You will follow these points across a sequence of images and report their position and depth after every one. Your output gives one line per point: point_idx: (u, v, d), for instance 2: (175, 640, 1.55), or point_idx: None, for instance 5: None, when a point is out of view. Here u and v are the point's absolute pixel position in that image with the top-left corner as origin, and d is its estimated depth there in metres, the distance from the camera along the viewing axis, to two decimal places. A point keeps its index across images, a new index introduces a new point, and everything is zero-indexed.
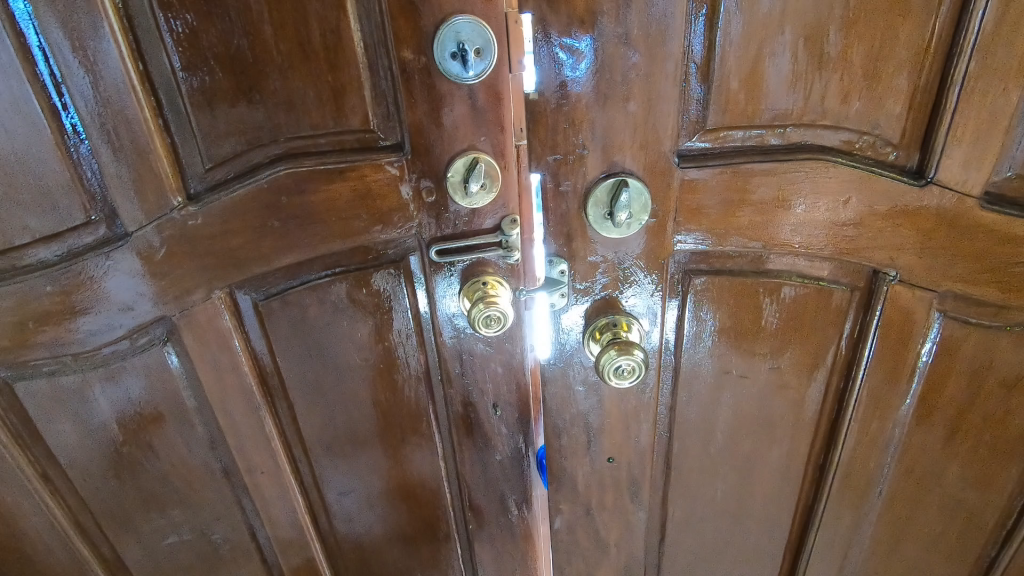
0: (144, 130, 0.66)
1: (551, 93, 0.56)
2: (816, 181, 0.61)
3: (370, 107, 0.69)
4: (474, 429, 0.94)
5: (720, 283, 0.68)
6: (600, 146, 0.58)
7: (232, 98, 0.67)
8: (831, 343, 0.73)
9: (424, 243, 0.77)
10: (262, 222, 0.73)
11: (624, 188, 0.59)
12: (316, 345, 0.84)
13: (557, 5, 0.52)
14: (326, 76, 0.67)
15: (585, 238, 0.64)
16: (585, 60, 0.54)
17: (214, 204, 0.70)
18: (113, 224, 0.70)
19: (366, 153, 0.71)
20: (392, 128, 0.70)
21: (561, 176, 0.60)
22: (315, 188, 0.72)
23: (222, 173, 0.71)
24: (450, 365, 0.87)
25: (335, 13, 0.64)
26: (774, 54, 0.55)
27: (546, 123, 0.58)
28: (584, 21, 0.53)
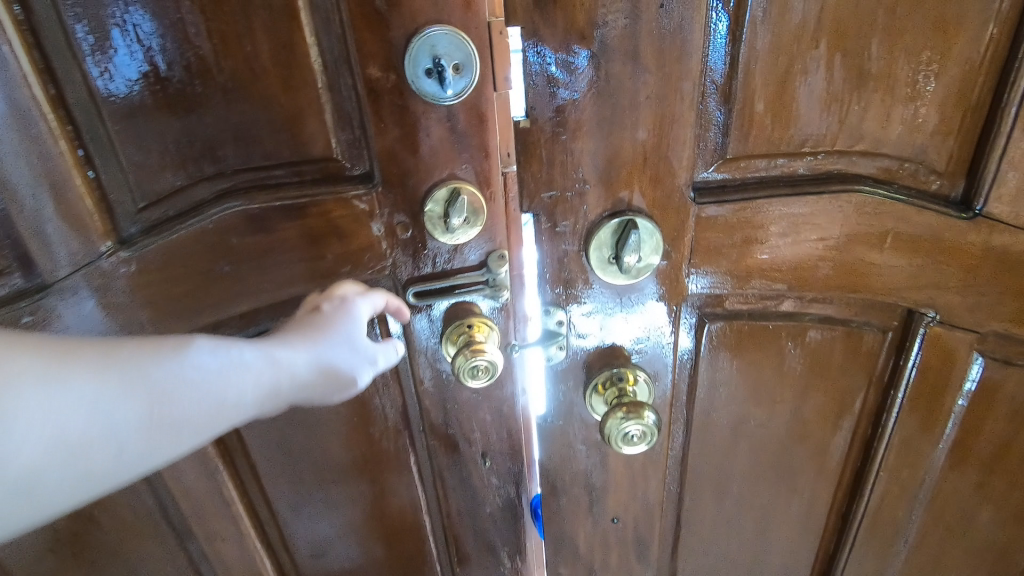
0: (61, 164, 0.56)
1: (546, 120, 0.47)
2: (849, 215, 0.53)
3: (333, 133, 0.59)
4: (462, 481, 0.85)
5: (738, 329, 0.59)
6: (604, 181, 0.50)
7: (170, 125, 0.57)
8: (860, 389, 0.66)
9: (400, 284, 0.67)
10: (210, 266, 0.63)
11: (632, 230, 0.50)
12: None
13: (551, 17, 0.43)
14: (279, 98, 0.57)
15: (587, 285, 0.55)
16: (585, 80, 0.45)
17: (151, 248, 0.60)
18: (30, 275, 0.58)
19: (329, 185, 0.61)
20: (360, 156, 0.61)
21: (558, 216, 0.51)
22: (271, 225, 0.62)
23: (160, 211, 0.61)
24: (433, 415, 0.78)
25: (286, 25, 0.54)
26: (807, 72, 0.47)
27: (540, 155, 0.48)
28: (584, 35, 0.44)
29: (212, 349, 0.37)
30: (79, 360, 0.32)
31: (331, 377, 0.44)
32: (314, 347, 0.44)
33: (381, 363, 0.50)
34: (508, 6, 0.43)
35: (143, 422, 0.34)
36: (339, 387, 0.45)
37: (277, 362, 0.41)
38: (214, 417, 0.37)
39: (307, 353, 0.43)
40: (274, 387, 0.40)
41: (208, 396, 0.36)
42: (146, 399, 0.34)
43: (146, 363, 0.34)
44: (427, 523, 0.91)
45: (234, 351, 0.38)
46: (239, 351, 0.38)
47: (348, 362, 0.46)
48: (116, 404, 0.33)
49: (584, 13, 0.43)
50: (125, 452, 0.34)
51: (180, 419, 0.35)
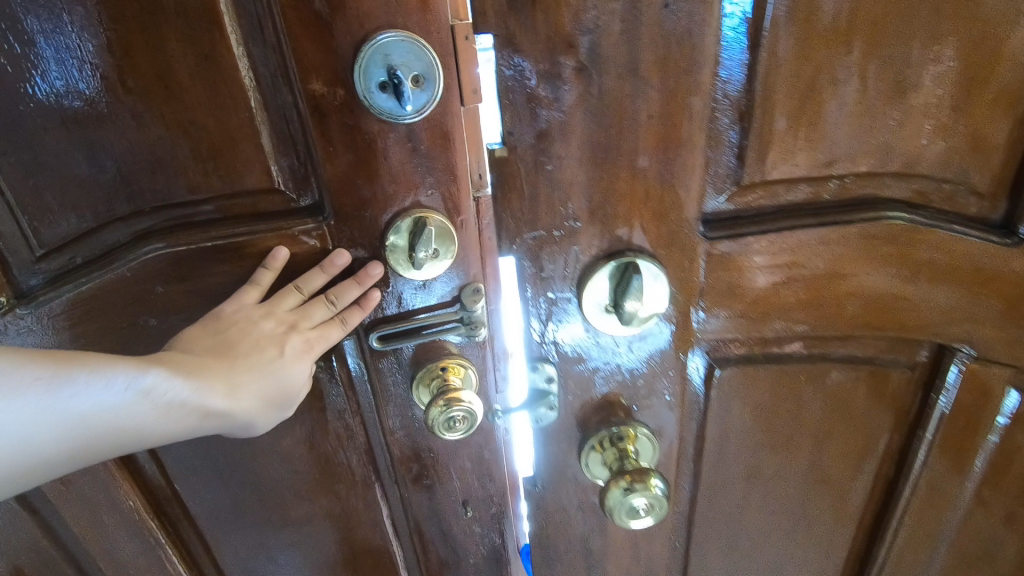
0: None
1: (527, 148, 0.38)
2: (879, 246, 0.46)
3: (268, 156, 0.47)
4: (440, 538, 0.75)
5: (753, 374, 0.52)
6: (598, 218, 0.41)
7: (64, 156, 0.46)
8: (883, 431, 0.59)
9: (360, 331, 0.55)
10: (130, 320, 0.52)
11: (635, 274, 0.42)
12: (225, 463, 0.64)
13: (530, 21, 0.35)
14: (197, 118, 0.45)
15: (581, 337, 0.46)
16: (573, 97, 0.37)
17: (56, 303, 0.50)
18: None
19: (270, 221, 0.49)
20: (305, 184, 0.48)
21: (544, 259, 0.42)
22: (200, 272, 0.50)
23: (64, 258, 0.49)
24: (405, 467, 0.67)
25: (204, 28, 0.42)
26: (835, 83, 0.39)
27: (520, 189, 0.40)
28: (571, 44, 0.35)
29: (152, 387, 0.40)
30: (30, 392, 0.36)
31: (248, 425, 0.46)
32: (247, 395, 0.45)
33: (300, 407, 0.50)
34: (474, 9, 0.34)
35: (72, 445, 0.39)
36: (252, 431, 0.48)
37: (202, 407, 0.43)
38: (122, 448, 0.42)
39: (234, 399, 0.44)
40: (188, 428, 0.43)
41: (121, 434, 0.40)
42: (66, 432, 0.38)
43: (79, 399, 0.38)
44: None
45: (172, 390, 0.41)
46: (170, 395, 0.41)
47: (273, 405, 0.47)
48: (51, 427, 0.38)
49: (570, 15, 0.35)
50: (48, 465, 0.39)
51: (91, 447, 0.40)
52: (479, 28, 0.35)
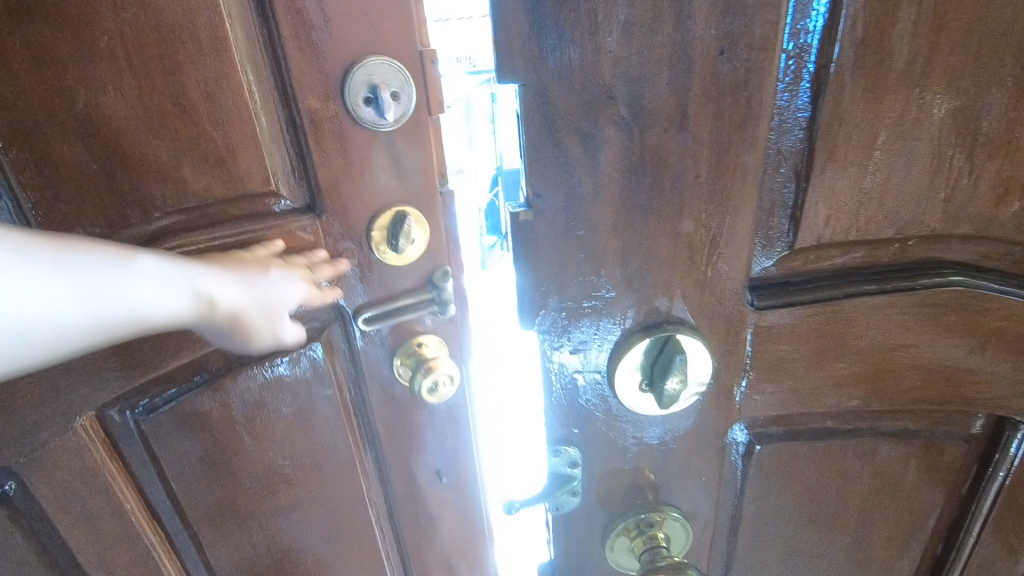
0: None
1: (557, 210, 0.33)
2: (941, 313, 0.41)
3: (268, 145, 0.40)
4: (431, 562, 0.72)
5: (796, 451, 0.46)
6: (634, 287, 0.36)
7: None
8: (933, 508, 0.53)
9: (348, 314, 0.48)
10: None
11: (677, 354, 0.36)
12: (218, 535, 0.52)
13: (566, 69, 0.30)
14: (196, 100, 0.37)
15: (611, 416, 0.41)
16: (611, 155, 0.32)
17: None
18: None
19: (262, 219, 0.42)
20: (306, 175, 0.42)
21: (571, 331, 0.37)
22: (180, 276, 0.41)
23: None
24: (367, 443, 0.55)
25: (205, 55, 0.37)
26: (904, 139, 0.35)
27: (548, 255, 0.34)
28: (611, 96, 0.30)
29: (153, 268, 0.31)
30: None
31: (250, 334, 0.38)
32: (247, 297, 0.36)
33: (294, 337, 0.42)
34: (502, 54, 0.29)
35: (50, 338, 0.28)
36: (252, 347, 0.39)
37: (202, 296, 0.34)
38: (102, 345, 0.31)
39: (239, 296, 0.36)
40: (187, 322, 0.34)
41: (116, 319, 0.30)
42: (49, 305, 0.27)
43: (74, 266, 0.28)
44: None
45: (174, 271, 0.32)
46: (173, 274, 0.32)
47: (273, 318, 0.39)
48: (27, 301, 0.26)
49: (609, 64, 0.30)
50: (12, 364, 0.27)
51: (75, 339, 0.29)
52: (506, 77, 0.30)
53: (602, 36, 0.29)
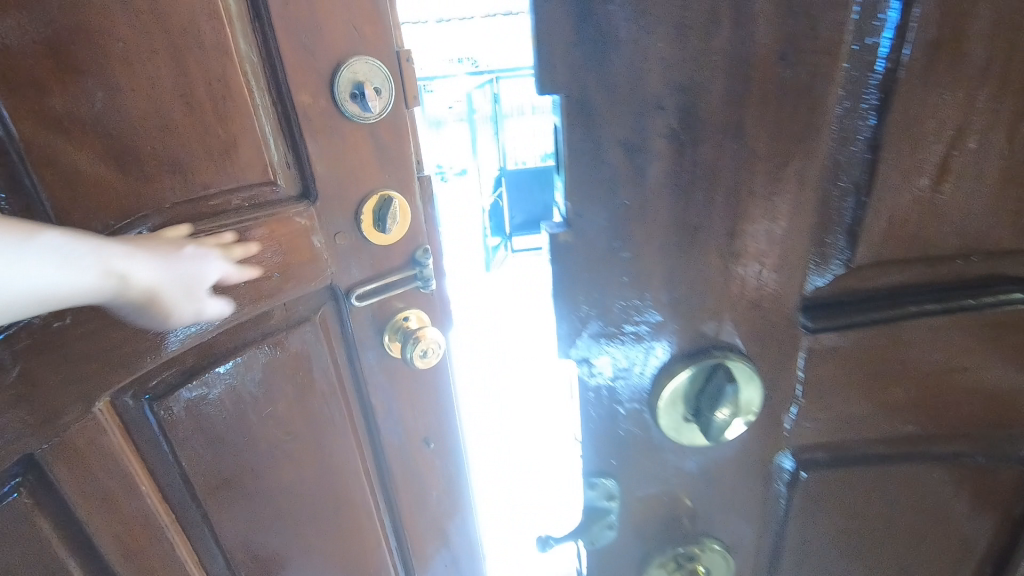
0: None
1: (599, 229, 0.30)
2: (1004, 334, 0.38)
3: (269, 158, 0.69)
4: (399, 469, 1.01)
5: (845, 479, 0.43)
6: (679, 310, 0.33)
7: (111, 167, 0.55)
8: (983, 536, 0.50)
9: (339, 293, 0.83)
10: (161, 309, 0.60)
11: (728, 387, 0.34)
12: (259, 454, 0.76)
13: (613, 78, 0.27)
14: (220, 136, 0.63)
15: (649, 445, 0.38)
16: (659, 170, 0.29)
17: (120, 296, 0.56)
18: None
19: (266, 208, 0.70)
20: (304, 178, 0.74)
21: (611, 357, 0.35)
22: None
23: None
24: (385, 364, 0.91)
25: None
26: (977, 149, 0.32)
27: (588, 277, 0.32)
28: (662, 107, 0.28)
29: (51, 244, 0.45)
30: None
31: (151, 294, 0.53)
32: (152, 270, 0.52)
33: (197, 293, 0.58)
34: (543, 61, 0.27)
35: (31, 305, 0.44)
36: (146, 311, 0.55)
37: (117, 271, 0.49)
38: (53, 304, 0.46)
39: (148, 271, 0.52)
40: (103, 290, 0.49)
41: (36, 291, 0.44)
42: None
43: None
44: (375, 522, 0.99)
45: (76, 251, 0.46)
46: (77, 253, 0.46)
47: (179, 286, 0.56)
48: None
49: (660, 72, 0.27)
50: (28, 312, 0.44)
51: (25, 298, 0.43)
52: (547, 87, 0.27)
53: (653, 41, 0.26)
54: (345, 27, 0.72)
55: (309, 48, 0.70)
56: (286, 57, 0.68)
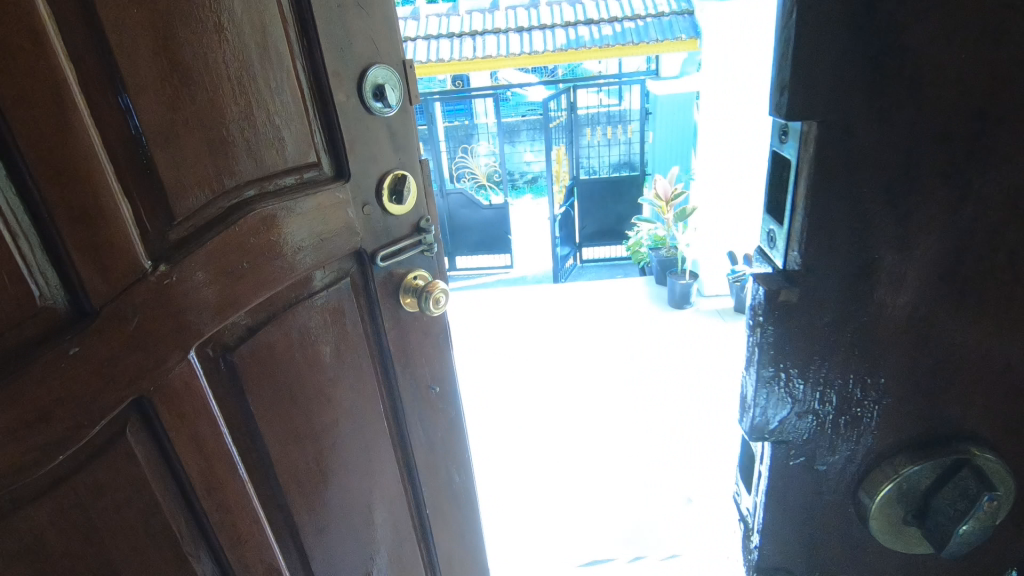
0: (92, 161, 0.45)
1: (833, 289, 0.24)
2: None
3: (315, 133, 0.63)
4: (429, 468, 0.90)
5: None
6: (913, 387, 0.27)
7: (205, 150, 0.53)
8: None
9: (365, 257, 0.72)
10: (238, 264, 0.57)
11: (986, 497, 0.26)
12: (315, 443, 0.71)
13: (889, 97, 0.21)
14: (283, 116, 0.59)
15: (844, 545, 0.30)
16: (922, 216, 0.23)
17: (197, 254, 0.53)
18: (77, 307, 0.47)
19: (316, 184, 0.64)
20: (340, 151, 0.66)
21: (817, 441, 0.28)
22: (255, 234, 0.58)
23: (196, 227, 0.54)
24: (393, 350, 0.79)
25: None
26: None
27: (807, 348, 0.26)
28: (945, 137, 0.21)
29: None
30: None
31: None
32: None
33: None
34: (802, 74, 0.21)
35: None
36: None
37: None
38: None
39: None
40: None
41: None
42: None
43: None
44: (407, 526, 0.89)
45: None
46: None
47: None
48: None
49: (953, 94, 0.21)
50: None
51: None
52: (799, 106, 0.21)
53: (950, 52, 0.20)
54: (361, 35, 0.65)
55: (339, 49, 0.63)
56: (325, 50, 0.61)
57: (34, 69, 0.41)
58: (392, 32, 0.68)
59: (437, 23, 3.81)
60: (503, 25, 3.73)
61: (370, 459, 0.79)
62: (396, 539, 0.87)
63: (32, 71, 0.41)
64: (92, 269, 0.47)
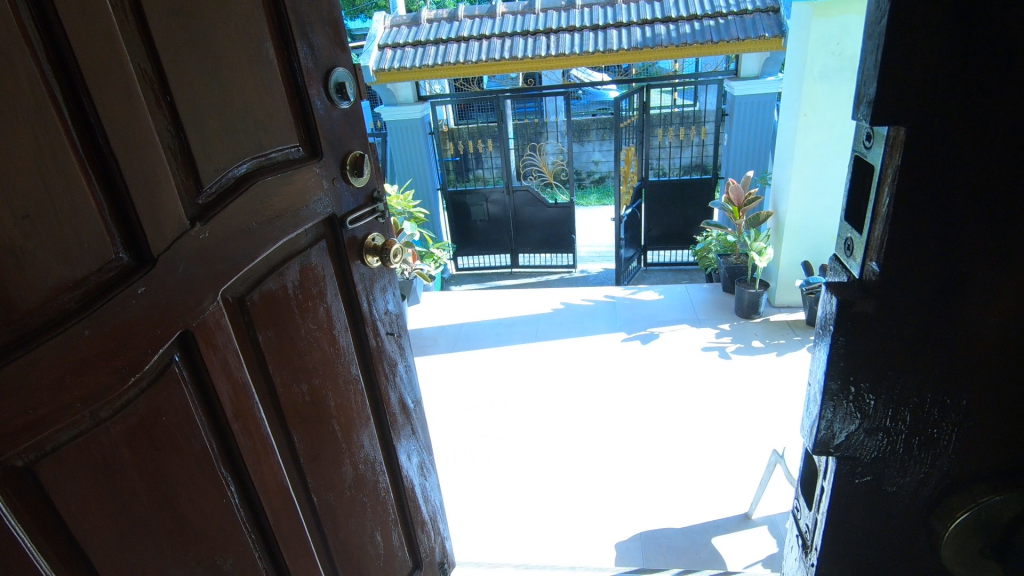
0: (148, 128, 0.51)
1: (915, 300, 0.23)
2: None
3: (293, 120, 0.68)
4: (396, 421, 0.94)
5: None
6: (996, 408, 0.25)
7: (216, 133, 0.58)
8: None
9: (336, 223, 0.76)
10: (252, 225, 0.62)
11: None
12: (314, 394, 0.76)
13: (997, 74, 0.19)
14: (269, 105, 0.64)
15: (901, 567, 0.29)
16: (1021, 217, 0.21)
17: (222, 215, 0.58)
18: (139, 256, 0.51)
19: (298, 162, 0.68)
20: (312, 133, 0.71)
21: (885, 461, 0.27)
22: (261, 200, 0.63)
23: (218, 193, 0.58)
24: (361, 307, 0.82)
25: None
26: None
27: (882, 363, 0.25)
28: None
29: None
30: None
31: None
32: None
33: None
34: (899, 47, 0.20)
35: None
36: None
37: None
38: None
39: None
40: None
41: None
42: None
43: None
44: (382, 474, 0.92)
45: None
46: None
47: None
48: None
49: None
50: None
51: None
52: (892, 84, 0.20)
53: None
54: (323, 38, 0.72)
55: (308, 48, 0.69)
56: (298, 43, 0.67)
57: (101, 39, 0.46)
58: (339, 37, 0.75)
59: (512, 19, 3.82)
60: (578, 22, 3.71)
61: (353, 412, 0.84)
62: (375, 485, 0.90)
63: (100, 39, 0.46)
64: (150, 224, 0.51)
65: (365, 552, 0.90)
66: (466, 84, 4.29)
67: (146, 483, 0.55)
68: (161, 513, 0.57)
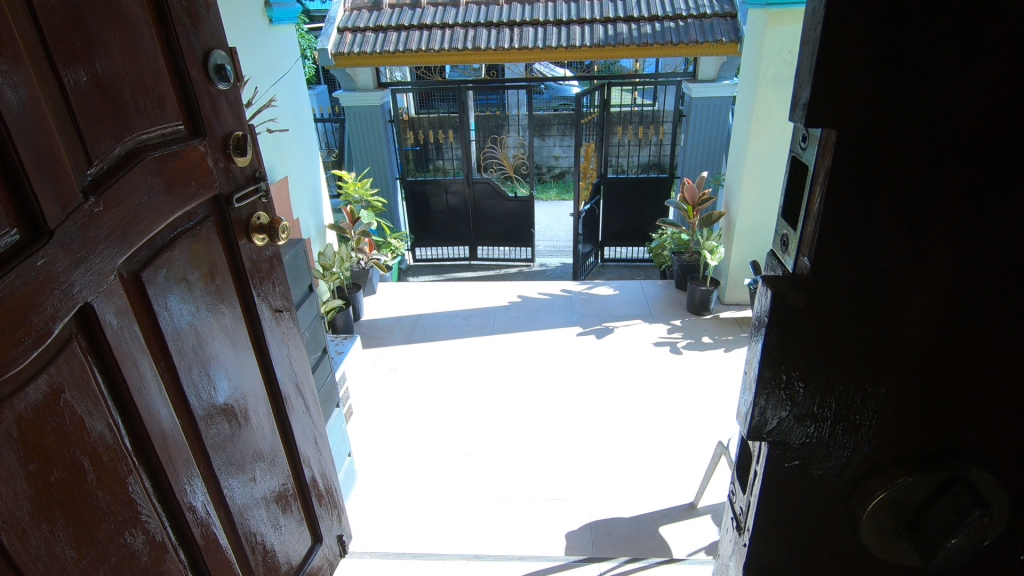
0: (35, 98, 0.50)
1: (843, 295, 0.24)
2: None
3: (175, 97, 0.69)
4: (289, 397, 0.96)
5: None
6: (903, 394, 0.27)
7: (106, 109, 0.58)
8: None
9: (222, 201, 0.78)
10: (143, 199, 0.63)
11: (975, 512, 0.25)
12: (212, 371, 0.77)
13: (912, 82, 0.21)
14: (155, 84, 0.65)
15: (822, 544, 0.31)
16: (935, 218, 0.23)
17: (111, 190, 0.59)
18: (32, 229, 0.51)
19: (179, 141, 0.69)
20: (194, 111, 0.72)
21: (811, 444, 0.28)
22: (148, 175, 0.64)
23: (107, 167, 0.59)
24: (251, 285, 0.84)
25: None
26: None
27: (811, 354, 0.26)
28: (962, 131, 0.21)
29: None
30: None
31: None
32: None
33: None
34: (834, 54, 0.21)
35: None
36: None
37: None
38: None
39: None
40: None
41: None
42: None
43: None
44: (279, 452, 0.94)
45: None
46: None
47: None
48: None
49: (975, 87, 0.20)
50: None
51: None
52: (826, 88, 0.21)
53: (1003, 61, 0.20)
54: (201, 17, 0.73)
55: (188, 28, 0.70)
56: (177, 22, 0.68)
57: None
58: (216, 18, 0.76)
59: (475, 9, 3.79)
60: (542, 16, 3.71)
61: (248, 388, 0.85)
62: (272, 459, 0.91)
63: None
64: (48, 195, 0.51)
65: (271, 531, 0.90)
66: (428, 72, 4.23)
67: (55, 460, 0.54)
68: (72, 492, 0.55)
